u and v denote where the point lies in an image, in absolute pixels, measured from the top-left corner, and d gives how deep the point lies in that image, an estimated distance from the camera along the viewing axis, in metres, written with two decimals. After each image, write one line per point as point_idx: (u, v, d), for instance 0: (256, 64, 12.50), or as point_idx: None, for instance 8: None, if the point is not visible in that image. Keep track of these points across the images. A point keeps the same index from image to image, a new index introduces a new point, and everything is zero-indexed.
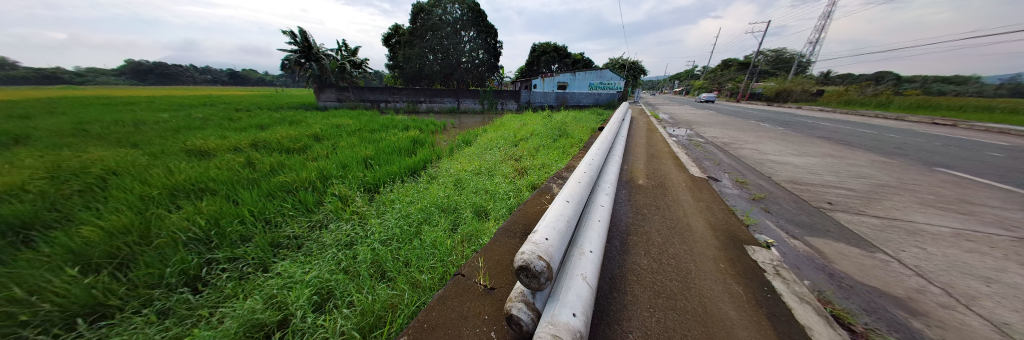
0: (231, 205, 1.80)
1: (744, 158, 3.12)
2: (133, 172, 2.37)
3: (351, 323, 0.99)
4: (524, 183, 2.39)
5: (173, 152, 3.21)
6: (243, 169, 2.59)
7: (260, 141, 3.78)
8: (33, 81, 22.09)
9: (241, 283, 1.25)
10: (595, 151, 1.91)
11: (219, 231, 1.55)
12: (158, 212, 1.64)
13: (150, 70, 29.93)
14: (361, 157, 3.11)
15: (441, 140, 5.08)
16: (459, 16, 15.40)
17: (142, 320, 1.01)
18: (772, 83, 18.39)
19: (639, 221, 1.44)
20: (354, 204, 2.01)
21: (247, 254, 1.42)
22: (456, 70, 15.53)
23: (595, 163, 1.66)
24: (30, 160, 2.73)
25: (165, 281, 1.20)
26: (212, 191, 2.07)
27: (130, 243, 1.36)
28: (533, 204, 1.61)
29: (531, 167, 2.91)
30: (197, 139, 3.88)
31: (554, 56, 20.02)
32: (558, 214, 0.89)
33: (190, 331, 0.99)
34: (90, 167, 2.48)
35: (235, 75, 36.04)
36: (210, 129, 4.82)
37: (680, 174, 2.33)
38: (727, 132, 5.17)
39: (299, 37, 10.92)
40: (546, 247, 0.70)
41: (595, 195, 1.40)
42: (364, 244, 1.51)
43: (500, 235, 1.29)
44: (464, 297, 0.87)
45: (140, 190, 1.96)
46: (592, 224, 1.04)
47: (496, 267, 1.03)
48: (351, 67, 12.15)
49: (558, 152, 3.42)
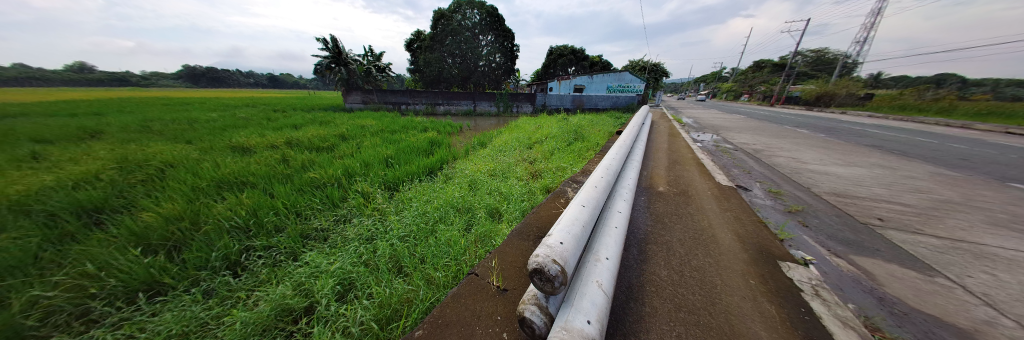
0: (266, 197, 1.95)
1: (778, 166, 2.89)
2: (186, 165, 2.65)
3: (370, 314, 1.04)
4: (538, 186, 2.38)
5: (219, 148, 3.55)
6: (278, 164, 2.81)
7: (293, 140, 4.09)
8: (110, 84, 25.38)
9: (274, 269, 1.35)
10: (613, 156, 1.87)
11: (257, 221, 1.69)
12: (206, 201, 1.82)
13: (203, 74, 33.24)
14: (383, 156, 3.26)
15: (457, 142, 5.17)
16: (477, 21, 15.75)
17: (190, 298, 1.12)
18: (811, 86, 16.96)
19: (659, 230, 1.38)
20: (375, 201, 2.11)
21: (280, 243, 1.53)
22: (473, 74, 15.84)
23: (613, 168, 1.62)
24: (106, 152, 3.15)
25: (210, 264, 1.33)
26: (251, 184, 2.26)
27: (182, 228, 1.52)
28: (547, 208, 1.58)
29: (545, 169, 2.90)
30: (239, 137, 4.26)
31: (571, 58, 19.79)
32: (574, 218, 0.88)
33: (228, 311, 1.09)
34: (152, 160, 2.80)
35: (274, 79, 39.24)
36: (250, 128, 5.28)
37: (705, 182, 2.21)
38: (758, 138, 4.83)
39: (330, 43, 11.72)
40: (561, 252, 0.70)
41: (612, 200, 1.36)
42: (384, 239, 1.58)
43: (513, 237, 1.29)
44: (477, 296, 0.88)
45: (192, 181, 2.19)
46: (608, 231, 1.01)
47: (510, 269, 1.02)
48: (376, 71, 12.82)
49: (573, 156, 3.38)
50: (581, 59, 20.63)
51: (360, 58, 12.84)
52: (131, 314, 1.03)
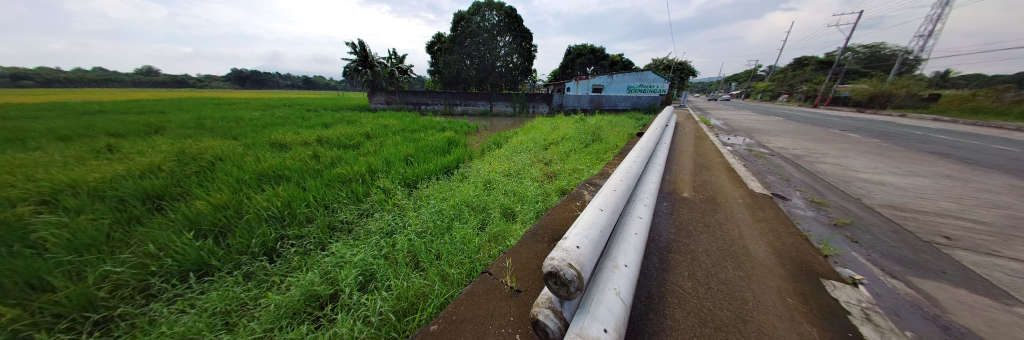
0: (299, 190, 2.10)
1: (820, 174, 2.63)
2: (232, 159, 2.94)
3: (388, 305, 1.09)
4: (554, 188, 2.35)
5: (260, 144, 3.89)
6: (310, 160, 3.02)
7: (323, 137, 4.37)
8: (172, 86, 28.72)
9: (304, 257, 1.45)
10: (634, 159, 1.79)
11: (291, 212, 1.83)
12: (249, 193, 2.00)
13: (247, 77, 36.56)
14: (403, 154, 3.39)
15: (473, 142, 5.24)
16: (496, 22, 15.89)
17: (233, 280, 1.24)
18: (863, 85, 15.22)
19: (684, 239, 1.30)
20: (395, 197, 2.19)
21: (310, 233, 1.64)
22: (491, 74, 16.00)
23: (633, 171, 1.56)
24: (168, 146, 3.57)
25: (251, 249, 1.46)
26: (286, 178, 2.45)
27: (228, 216, 1.69)
28: (563, 210, 1.55)
29: (561, 171, 2.86)
30: (276, 134, 4.63)
31: (590, 58, 19.34)
32: (590, 223, 0.85)
33: (264, 294, 1.19)
34: (205, 154, 3.13)
35: (308, 81, 42.29)
36: (286, 126, 5.72)
37: (736, 189, 2.05)
38: (798, 143, 4.42)
39: (358, 47, 12.41)
40: (578, 256, 0.68)
41: (633, 205, 1.31)
42: (403, 234, 1.64)
43: (528, 238, 1.28)
44: (491, 295, 0.88)
45: (238, 174, 2.42)
46: (628, 236, 0.98)
47: (524, 270, 1.02)
48: (399, 73, 13.39)
49: (590, 158, 3.29)
50: (601, 59, 20.07)
51: (384, 61, 13.46)
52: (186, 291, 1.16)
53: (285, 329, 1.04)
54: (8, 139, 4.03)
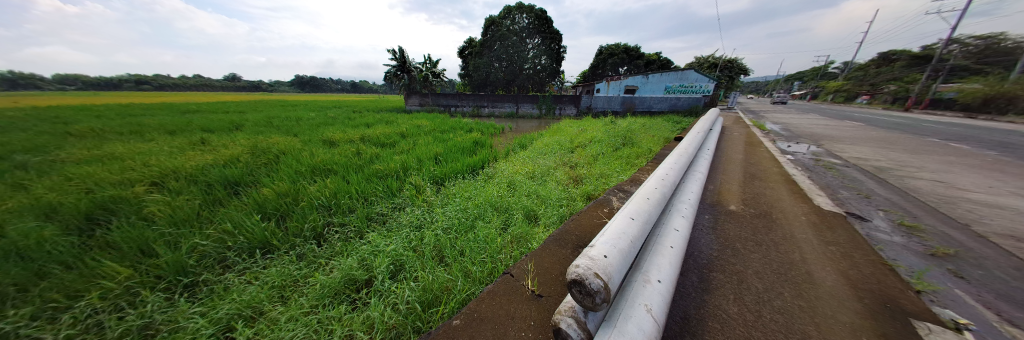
0: (343, 183, 2.33)
1: (911, 192, 2.16)
2: (292, 153, 3.37)
3: (415, 296, 1.14)
4: (579, 192, 2.27)
5: (313, 141, 4.39)
6: (353, 156, 3.34)
7: (365, 136, 4.80)
8: (249, 90, 33.91)
9: (345, 243, 1.59)
10: (670, 165, 1.66)
11: (336, 202, 2.03)
12: (304, 183, 2.28)
13: (307, 82, 41.66)
14: (433, 153, 3.57)
15: (498, 143, 5.31)
16: (525, 25, 16.00)
17: (288, 259, 1.42)
18: (978, 83, 12.26)
19: (728, 258, 1.16)
20: (424, 194, 2.31)
21: (352, 222, 1.81)
22: (518, 77, 16.11)
23: (670, 179, 1.44)
24: (244, 141, 4.21)
25: (302, 233, 1.65)
26: (334, 171, 2.74)
27: (286, 203, 1.94)
28: (589, 215, 1.49)
29: (588, 175, 2.76)
30: (327, 132, 5.20)
31: (623, 57, 18.45)
32: (620, 232, 0.80)
33: (311, 274, 1.34)
34: (271, 148, 3.64)
35: (355, 85, 46.87)
36: (335, 125, 6.39)
37: (797, 205, 1.78)
38: (881, 152, 3.70)
39: (397, 53, 13.42)
40: (605, 266, 0.65)
41: (668, 216, 1.21)
42: (430, 229, 1.72)
43: (551, 241, 1.25)
44: (511, 297, 0.88)
45: (296, 166, 2.77)
46: (662, 249, 0.90)
47: (547, 274, 0.99)
48: (432, 76, 14.16)
49: (620, 162, 3.13)
50: (635, 58, 18.99)
51: (419, 65, 14.35)
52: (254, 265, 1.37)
53: (326, 307, 1.16)
54: (135, 132, 5.12)
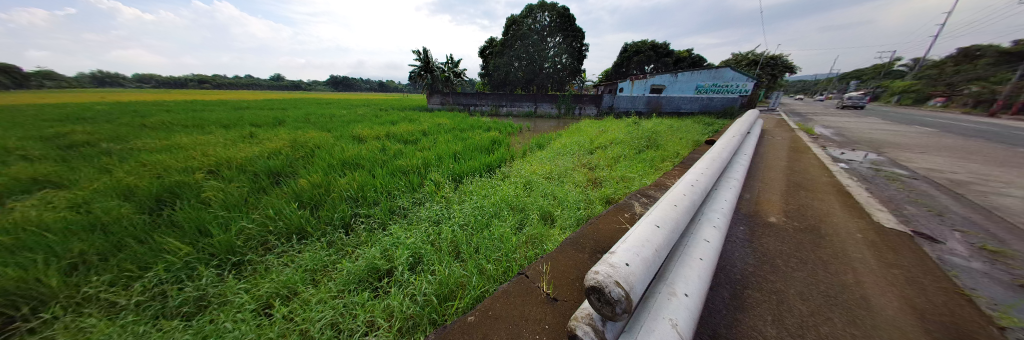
0: (369, 177, 2.46)
1: (998, 211, 1.84)
2: (325, 147, 3.62)
3: (432, 289, 1.17)
4: (597, 195, 2.20)
5: (343, 136, 4.69)
6: (379, 152, 3.52)
7: (389, 133, 5.03)
8: (290, 89, 37.04)
9: (370, 234, 1.69)
10: (701, 171, 1.56)
11: (362, 195, 2.15)
12: (335, 175, 2.44)
13: (339, 81, 44.57)
14: (452, 151, 3.65)
15: (516, 142, 5.31)
16: (547, 23, 15.79)
17: (320, 245, 1.54)
18: None
19: (767, 275, 1.06)
20: (443, 190, 2.37)
21: (376, 214, 1.91)
22: (538, 76, 15.96)
23: (700, 186, 1.35)
24: (284, 135, 4.60)
25: (333, 222, 1.78)
26: (361, 166, 2.90)
27: (319, 194, 2.09)
28: (609, 219, 1.43)
29: (607, 177, 2.67)
30: (355, 129, 5.52)
31: (650, 55, 17.59)
32: (644, 240, 0.76)
33: (339, 261, 1.43)
34: (307, 142, 3.94)
35: (382, 84, 49.35)
36: (363, 122, 6.76)
37: (852, 220, 1.58)
38: (959, 163, 3.19)
39: (421, 54, 13.91)
40: (626, 275, 0.62)
41: (697, 226, 1.12)
42: (447, 224, 1.76)
43: (568, 243, 1.22)
44: (527, 298, 0.87)
45: (329, 160, 2.98)
46: (689, 261, 0.84)
47: (564, 277, 0.97)
48: (453, 76, 14.49)
49: (643, 165, 2.99)
50: (663, 56, 17.99)
51: (442, 65, 14.75)
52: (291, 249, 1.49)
53: (352, 292, 1.23)
54: (197, 126, 5.80)
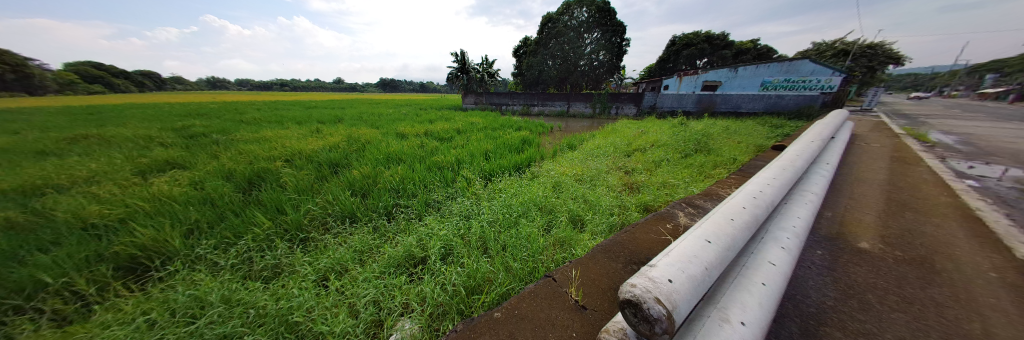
0: (409, 171, 2.66)
1: None
2: (372, 143, 4.02)
3: (461, 281, 1.21)
4: (634, 201, 2.06)
5: (388, 133, 5.14)
6: (418, 148, 3.78)
7: (427, 131, 5.36)
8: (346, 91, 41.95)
9: (408, 223, 1.82)
10: (765, 180, 1.35)
11: (402, 187, 2.33)
12: (380, 168, 2.69)
13: (387, 83, 48.96)
14: (484, 149, 3.74)
15: (547, 142, 5.23)
16: (585, 19, 15.17)
17: (366, 229, 1.70)
18: None
19: (853, 312, 0.86)
20: (474, 187, 2.45)
21: (414, 205, 2.05)
22: (573, 74, 15.48)
23: (764, 198, 1.17)
24: (340, 131, 5.21)
25: (378, 210, 1.95)
26: (402, 160, 3.14)
27: (367, 184, 2.32)
28: (649, 227, 1.32)
29: (646, 182, 2.48)
30: (398, 127, 6.00)
31: (703, 48, 15.80)
32: (691, 255, 0.69)
33: (381, 245, 1.57)
34: (358, 138, 4.41)
35: (423, 85, 52.98)
36: (405, 121, 7.33)
37: (991, 254, 1.20)
38: None
39: (459, 56, 14.54)
40: (669, 292, 0.56)
41: (760, 245, 0.97)
42: (476, 220, 1.81)
43: (602, 250, 1.16)
44: (554, 302, 0.85)
45: (375, 154, 3.29)
46: (748, 285, 0.73)
47: (595, 285, 0.92)
48: (488, 76, 14.89)
49: (689, 171, 2.70)
50: (719, 48, 16.00)
51: (477, 66, 15.22)
52: (344, 232, 1.68)
53: (391, 274, 1.34)
54: (275, 122, 6.89)
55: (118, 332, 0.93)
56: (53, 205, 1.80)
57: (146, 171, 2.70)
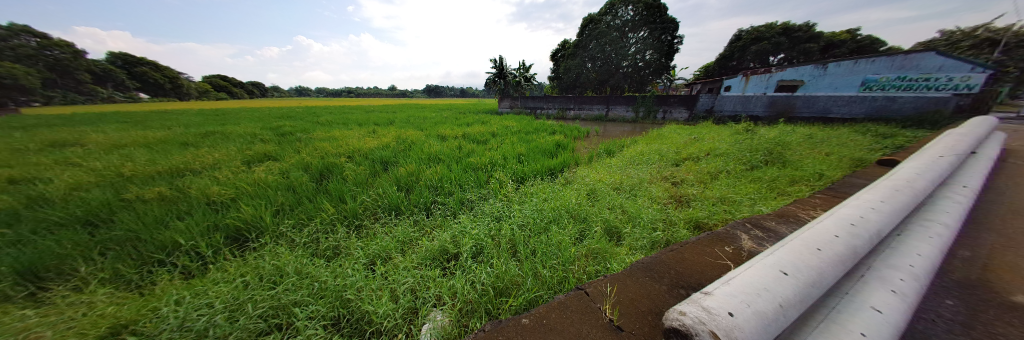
0: (446, 171, 2.81)
1: None
2: (416, 143, 4.37)
3: (489, 282, 1.22)
4: (682, 216, 1.85)
5: (430, 134, 5.53)
6: (456, 149, 3.99)
7: (465, 133, 5.63)
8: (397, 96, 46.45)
9: (444, 219, 1.92)
10: (868, 205, 1.08)
11: (440, 185, 2.47)
12: (422, 167, 2.89)
13: (432, 89, 52.85)
14: (517, 153, 3.77)
15: (582, 147, 5.04)
16: (630, 17, 14.29)
17: (409, 222, 1.84)
18: None
19: None
20: (506, 189, 2.48)
21: (450, 204, 2.15)
22: (614, 76, 14.70)
23: (864, 225, 0.93)
24: (390, 132, 5.77)
25: (419, 205, 2.10)
26: (441, 160, 3.35)
27: (411, 182, 2.52)
28: (703, 248, 1.16)
29: (696, 196, 2.22)
30: (439, 129, 6.43)
31: (777, 43, 13.56)
32: (760, 287, 0.58)
33: (419, 238, 1.68)
34: (404, 138, 4.83)
35: (463, 91, 55.93)
36: (446, 123, 7.82)
37: None
38: None
39: (497, 62, 15.01)
40: (730, 326, 0.48)
41: (857, 284, 0.78)
42: (507, 222, 1.82)
43: (643, 267, 1.05)
44: (586, 317, 0.79)
45: (419, 153, 3.56)
46: (841, 334, 0.58)
47: (634, 304, 0.83)
48: (524, 81, 15.14)
49: (753, 186, 2.33)
50: (800, 42, 13.53)
51: (515, 70, 15.53)
52: (389, 223, 1.84)
53: (427, 266, 1.42)
54: (340, 124, 7.97)
55: (223, 288, 1.16)
56: (188, 184, 2.35)
57: (248, 161, 3.36)
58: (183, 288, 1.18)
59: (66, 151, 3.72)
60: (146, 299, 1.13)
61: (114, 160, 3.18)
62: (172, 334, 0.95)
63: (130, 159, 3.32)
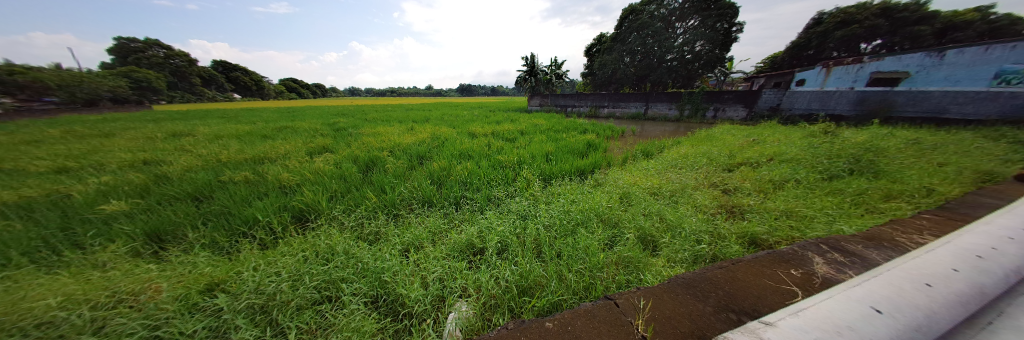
0: (475, 167, 2.88)
1: None
2: (448, 140, 4.55)
3: (514, 279, 1.22)
4: (734, 228, 1.63)
5: (462, 132, 5.72)
6: (485, 147, 4.06)
7: (494, 131, 5.69)
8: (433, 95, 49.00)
9: (471, 215, 1.97)
10: (1007, 234, 0.81)
11: (470, 181, 2.54)
12: (453, 163, 3.01)
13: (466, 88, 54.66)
14: (546, 152, 3.70)
15: (615, 147, 4.76)
16: (678, 6, 13.08)
17: (439, 215, 1.92)
18: None
19: None
20: (533, 188, 2.45)
21: (478, 199, 2.20)
22: (657, 71, 13.53)
23: (1002, 259, 0.70)
24: (426, 129, 6.11)
25: (450, 199, 2.19)
26: (471, 156, 3.45)
27: (442, 176, 2.63)
28: (761, 268, 0.99)
29: (752, 207, 1.94)
30: (470, 127, 6.60)
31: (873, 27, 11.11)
32: (844, 326, 0.48)
33: (448, 231, 1.74)
34: (438, 135, 5.07)
35: (495, 89, 56.77)
36: (478, 121, 8.01)
37: None
38: None
39: (530, 60, 14.94)
40: None
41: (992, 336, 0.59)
42: (533, 221, 1.80)
43: (683, 284, 0.94)
44: (617, 329, 0.74)
45: (450, 150, 3.71)
46: None
47: (672, 323, 0.75)
48: (556, 78, 14.85)
49: (829, 199, 1.96)
50: (908, 23, 10.89)
51: (547, 68, 15.32)
52: (421, 215, 1.95)
53: (455, 258, 1.47)
54: (382, 121, 8.66)
55: (288, 260, 1.34)
56: (265, 170, 2.79)
57: (308, 152, 3.86)
58: (258, 257, 1.40)
59: (183, 140, 4.70)
60: (232, 263, 1.36)
61: (213, 149, 3.90)
62: (250, 294, 1.13)
63: (224, 147, 4.06)
